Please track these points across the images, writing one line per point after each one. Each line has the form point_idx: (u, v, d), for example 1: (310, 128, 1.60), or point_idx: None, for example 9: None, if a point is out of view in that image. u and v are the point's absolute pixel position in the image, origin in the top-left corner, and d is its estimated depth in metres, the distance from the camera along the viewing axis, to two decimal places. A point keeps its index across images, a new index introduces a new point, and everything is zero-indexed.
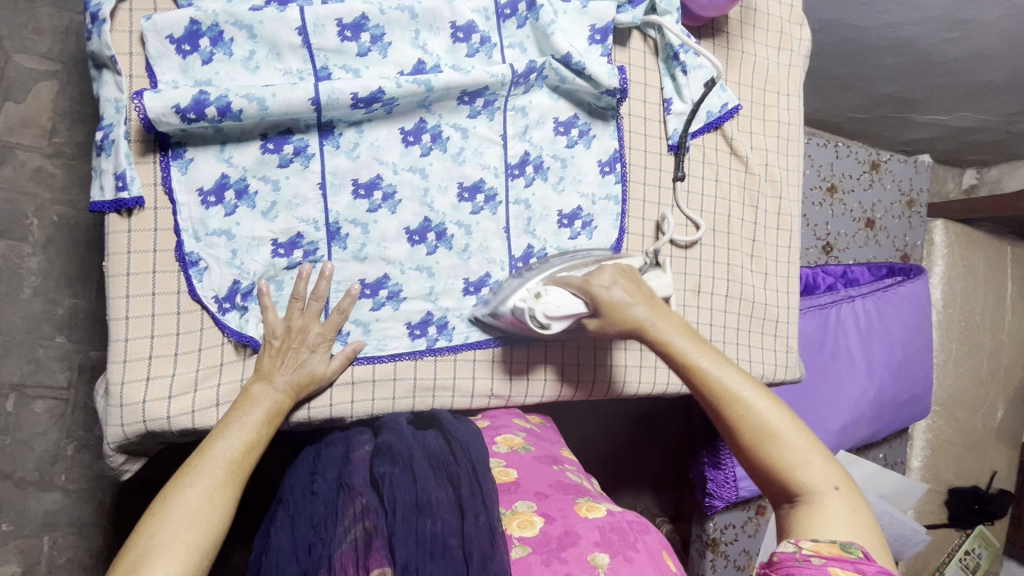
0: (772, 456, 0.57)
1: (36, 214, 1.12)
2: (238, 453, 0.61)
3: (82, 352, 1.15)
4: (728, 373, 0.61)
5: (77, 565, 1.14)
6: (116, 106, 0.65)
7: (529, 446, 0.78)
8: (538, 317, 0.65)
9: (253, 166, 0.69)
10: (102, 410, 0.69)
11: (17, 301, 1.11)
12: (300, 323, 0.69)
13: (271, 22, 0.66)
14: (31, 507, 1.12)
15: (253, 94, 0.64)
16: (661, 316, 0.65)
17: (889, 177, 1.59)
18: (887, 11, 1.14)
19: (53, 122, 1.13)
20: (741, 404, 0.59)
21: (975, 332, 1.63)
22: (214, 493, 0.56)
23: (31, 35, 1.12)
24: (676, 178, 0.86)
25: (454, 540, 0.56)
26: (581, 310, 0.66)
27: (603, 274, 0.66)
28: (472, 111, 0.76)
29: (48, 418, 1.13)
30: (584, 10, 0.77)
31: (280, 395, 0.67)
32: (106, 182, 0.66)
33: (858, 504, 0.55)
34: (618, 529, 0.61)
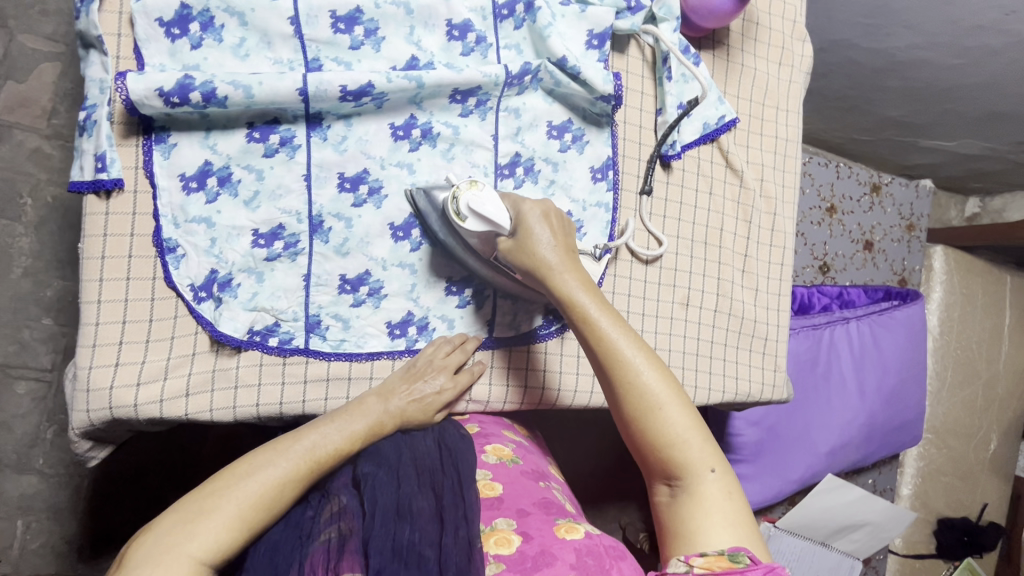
0: (654, 430, 0.58)
1: (31, 194, 1.12)
2: (328, 455, 0.62)
3: (67, 336, 1.14)
4: (624, 342, 0.60)
5: (49, 551, 1.12)
6: (101, 87, 0.64)
7: (518, 460, 0.76)
8: (457, 202, 0.67)
9: (237, 155, 0.68)
10: (71, 393, 0.67)
11: (6, 280, 1.11)
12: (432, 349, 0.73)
13: (263, 10, 0.66)
14: (7, 490, 1.11)
15: (239, 81, 0.63)
16: (571, 272, 0.65)
17: (890, 201, 1.60)
18: (893, 33, 1.14)
19: (53, 104, 1.13)
20: (631, 374, 0.59)
21: (971, 362, 1.62)
22: (285, 483, 0.58)
23: (38, 17, 1.13)
24: (642, 191, 0.84)
25: (430, 551, 0.56)
26: (502, 226, 0.67)
27: (534, 211, 0.67)
28: (464, 110, 0.75)
29: (29, 400, 1.12)
30: (583, 14, 0.76)
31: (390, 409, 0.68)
32: (86, 163, 0.64)
33: (731, 485, 0.58)
34: (595, 553, 0.59)
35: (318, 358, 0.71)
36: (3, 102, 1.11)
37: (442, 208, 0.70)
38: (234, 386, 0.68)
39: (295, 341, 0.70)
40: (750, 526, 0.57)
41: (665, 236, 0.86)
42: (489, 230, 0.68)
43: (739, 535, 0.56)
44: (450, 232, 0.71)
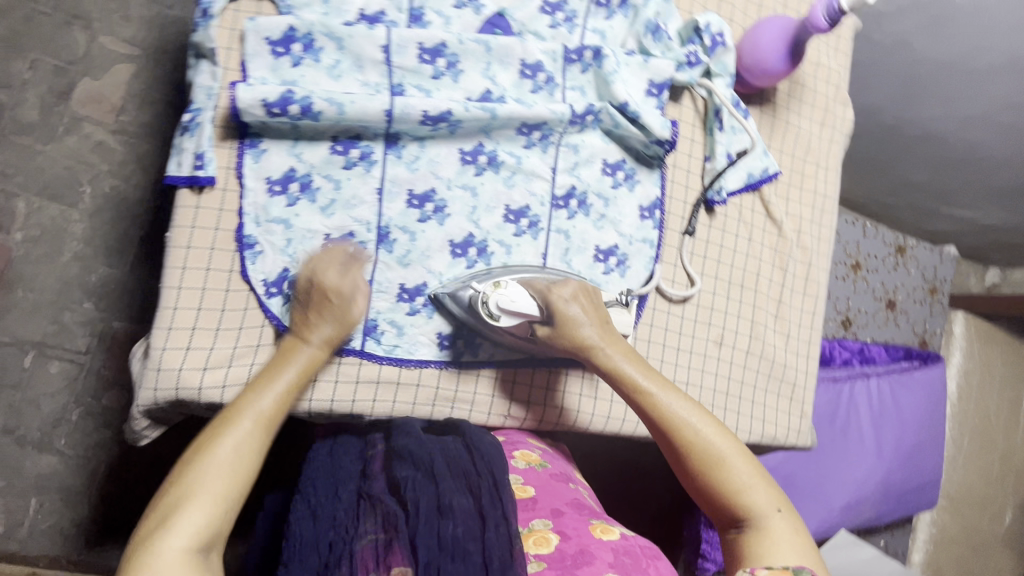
0: (720, 480, 0.66)
1: (91, 183, 1.19)
2: (271, 406, 0.63)
3: (105, 321, 1.18)
4: (677, 404, 0.69)
5: (58, 533, 1.15)
6: (208, 94, 0.70)
7: (546, 464, 0.79)
8: (489, 304, 0.72)
9: (320, 165, 0.73)
10: (137, 373, 0.71)
11: (56, 263, 1.17)
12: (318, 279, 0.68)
13: (360, 37, 0.72)
14: (26, 467, 1.14)
15: (334, 99, 0.69)
16: (617, 348, 0.73)
17: (915, 263, 1.64)
18: (924, 102, 1.21)
19: (123, 102, 1.21)
20: (692, 433, 0.67)
21: (987, 430, 1.63)
22: (242, 443, 0.59)
23: (120, 21, 1.22)
24: (686, 232, 0.89)
25: (473, 545, 0.59)
26: (533, 313, 0.72)
27: (563, 292, 0.73)
28: (528, 142, 0.81)
29: (60, 379, 1.16)
30: (646, 64, 0.82)
31: (314, 351, 0.68)
32: (184, 159, 0.70)
33: (794, 517, 0.65)
34: (631, 553, 0.63)
35: (371, 360, 0.75)
36: (78, 97, 1.19)
37: (471, 302, 0.74)
38: None
39: (351, 343, 0.75)
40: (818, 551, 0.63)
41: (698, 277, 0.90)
42: (522, 319, 0.72)
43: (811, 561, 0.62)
44: (477, 321, 0.76)
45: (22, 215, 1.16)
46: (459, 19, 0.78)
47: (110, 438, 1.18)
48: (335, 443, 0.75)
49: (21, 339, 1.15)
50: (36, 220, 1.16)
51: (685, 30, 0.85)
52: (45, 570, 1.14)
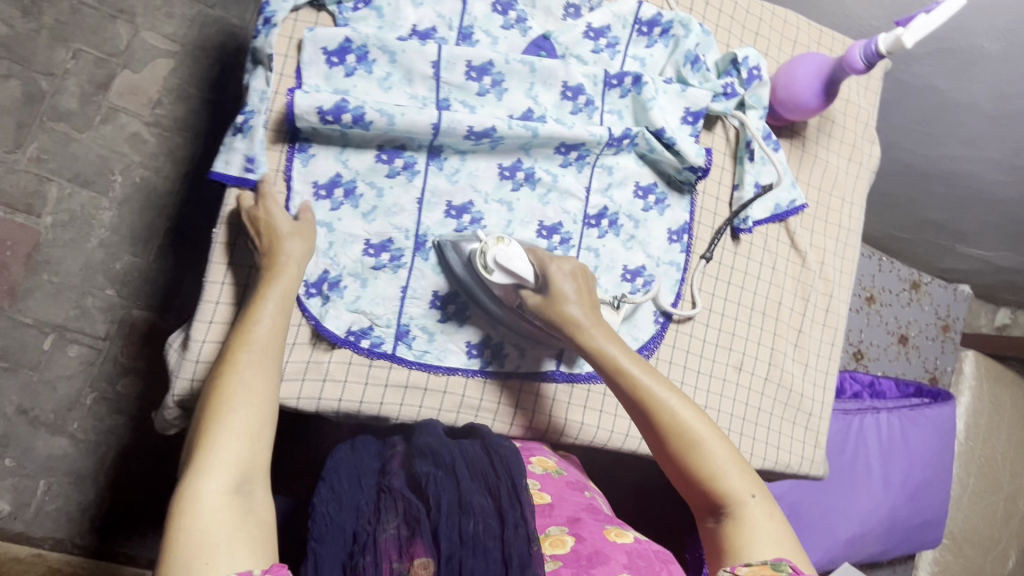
0: (697, 463, 0.64)
1: (122, 172, 1.21)
2: (267, 335, 0.62)
3: (126, 309, 1.21)
4: (655, 385, 0.67)
5: (63, 516, 1.16)
6: (262, 98, 0.71)
7: (561, 472, 0.81)
8: (487, 254, 0.73)
9: (364, 172, 0.76)
10: (174, 363, 0.74)
11: (82, 248, 1.19)
12: (265, 214, 0.69)
13: (412, 52, 0.75)
14: (37, 448, 1.16)
15: (385, 110, 0.72)
16: (598, 328, 0.72)
17: (928, 300, 1.64)
18: (946, 144, 1.26)
19: (159, 96, 1.24)
20: (670, 414, 0.65)
21: (993, 471, 1.64)
22: (248, 375, 0.58)
23: (162, 18, 1.26)
24: (703, 258, 0.89)
25: (492, 542, 0.60)
26: (527, 278, 0.73)
27: (560, 269, 0.73)
28: (565, 161, 0.83)
29: (77, 363, 1.18)
30: (683, 93, 0.84)
31: (291, 277, 0.67)
32: (234, 159, 0.71)
33: (773, 509, 0.62)
34: (644, 556, 0.64)
35: (401, 364, 0.77)
36: (116, 88, 1.22)
37: (470, 257, 0.75)
38: (323, 379, 0.74)
39: (383, 346, 0.76)
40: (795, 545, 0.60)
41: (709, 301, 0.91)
42: (513, 281, 0.73)
43: (789, 556, 0.59)
44: (475, 285, 0.77)
45: (52, 199, 1.18)
46: (506, 39, 0.81)
47: (122, 424, 1.19)
48: (354, 442, 0.76)
49: (42, 321, 1.17)
50: (66, 205, 1.19)
51: (722, 62, 0.87)
52: (50, 551, 1.15)
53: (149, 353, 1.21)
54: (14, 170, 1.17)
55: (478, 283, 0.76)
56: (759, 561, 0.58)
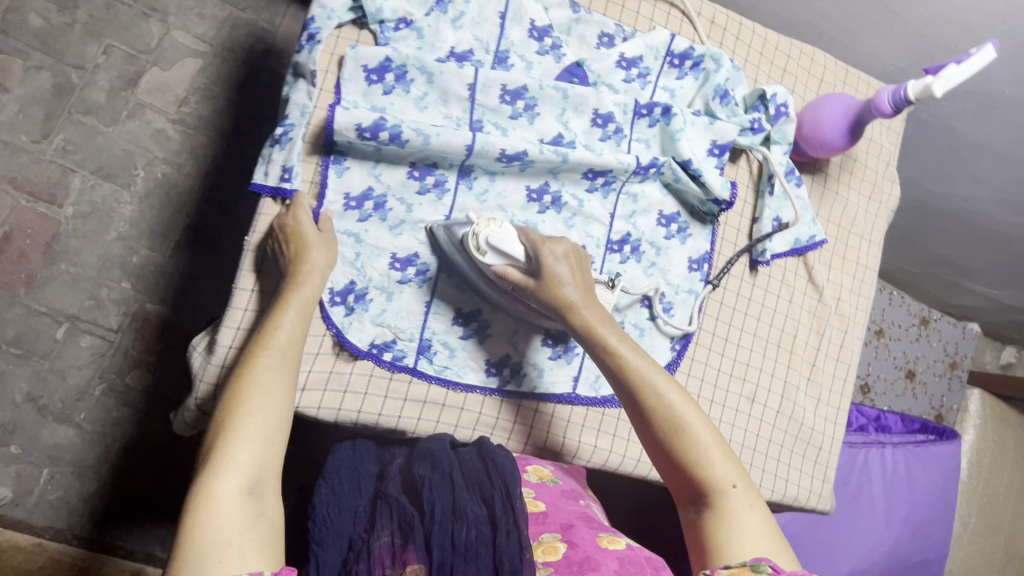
0: (680, 449, 0.64)
1: (145, 167, 1.23)
2: (287, 342, 0.64)
3: (139, 302, 1.22)
4: (645, 368, 0.67)
5: (64, 506, 1.17)
6: (303, 112, 0.74)
7: (557, 480, 0.80)
8: (479, 238, 0.72)
9: (396, 187, 0.77)
10: (197, 366, 0.75)
11: (101, 240, 1.20)
12: (295, 221, 0.71)
13: (450, 74, 0.76)
14: (43, 437, 1.17)
15: (422, 130, 0.73)
16: (591, 307, 0.71)
17: (937, 336, 1.66)
18: (959, 183, 1.28)
19: (186, 94, 1.26)
20: (657, 398, 0.65)
21: (995, 511, 1.63)
22: (268, 379, 0.60)
23: (194, 18, 1.28)
24: (708, 286, 0.90)
25: (484, 549, 0.61)
26: (518, 259, 0.72)
27: (555, 247, 0.72)
28: (591, 187, 0.84)
29: (88, 353, 1.19)
30: (711, 125, 0.86)
31: (313, 286, 0.69)
32: (272, 170, 0.73)
33: (754, 499, 0.62)
34: (637, 562, 0.63)
35: (421, 379, 0.78)
36: (144, 84, 1.24)
37: (461, 242, 0.74)
38: (344, 390, 0.75)
39: (405, 360, 0.77)
40: (774, 537, 0.60)
41: (726, 330, 0.92)
42: (506, 264, 0.73)
43: (766, 549, 0.59)
44: (468, 264, 0.76)
45: (75, 190, 1.20)
46: (540, 65, 0.82)
47: (128, 417, 1.20)
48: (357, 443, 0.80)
49: (56, 310, 1.18)
50: (88, 197, 1.20)
51: (750, 97, 0.89)
52: (50, 541, 1.15)
53: (159, 348, 1.22)
54: (40, 160, 1.19)
55: (473, 266, 0.76)
56: (737, 558, 0.58)
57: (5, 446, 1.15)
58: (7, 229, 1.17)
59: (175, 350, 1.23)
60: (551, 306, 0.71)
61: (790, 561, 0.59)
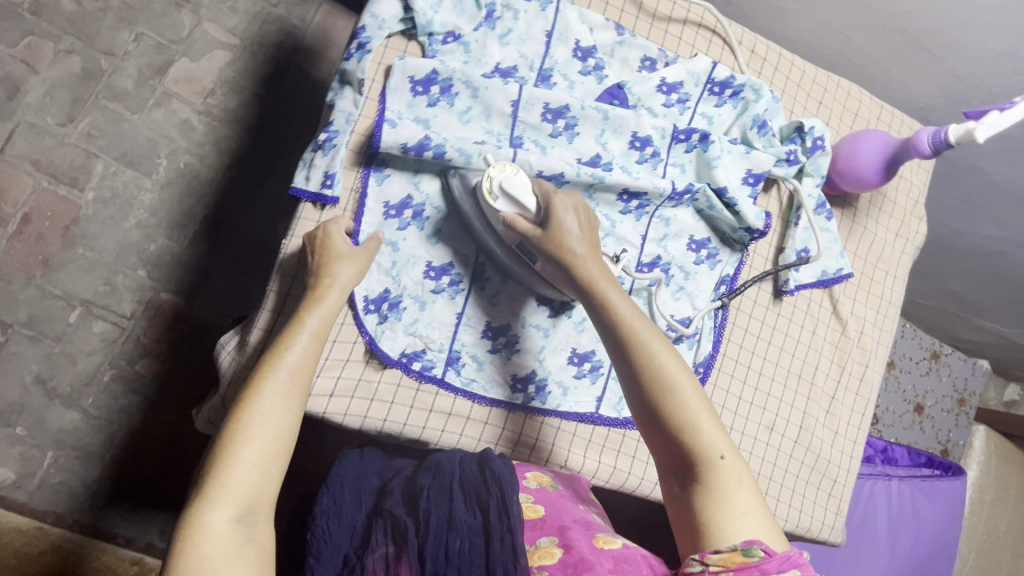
0: (670, 414, 0.62)
1: (167, 157, 1.23)
2: (298, 365, 0.61)
3: (154, 291, 1.21)
4: (640, 327, 0.66)
5: (66, 490, 1.16)
6: (348, 120, 0.74)
7: (558, 485, 0.78)
8: (492, 180, 0.71)
9: (435, 198, 0.78)
10: (227, 369, 0.75)
11: (120, 227, 1.20)
12: (324, 235, 0.71)
13: (495, 90, 0.77)
14: (48, 420, 1.16)
15: (465, 148, 0.74)
16: (593, 262, 0.70)
17: (947, 371, 1.65)
18: (978, 220, 1.29)
19: (213, 86, 1.26)
20: (649, 359, 0.64)
21: (995, 549, 1.63)
22: (275, 406, 0.57)
23: (226, 11, 1.28)
24: (717, 303, 0.88)
25: (479, 560, 0.62)
26: (529, 208, 0.72)
27: (565, 203, 0.72)
28: (625, 209, 0.85)
29: (100, 339, 1.19)
30: (747, 155, 0.86)
31: (332, 305, 0.67)
32: (314, 175, 0.74)
33: (742, 471, 0.61)
34: (632, 560, 0.63)
35: (448, 391, 0.78)
36: (172, 74, 1.24)
37: (474, 187, 0.74)
38: (372, 398, 0.76)
39: (433, 370, 0.78)
40: (760, 512, 0.59)
41: (750, 358, 0.92)
42: (516, 212, 0.72)
43: (753, 524, 0.58)
44: (478, 216, 0.75)
45: (97, 175, 1.20)
46: (582, 85, 0.83)
47: (135, 405, 1.20)
48: (364, 453, 0.81)
49: (70, 294, 1.18)
50: (109, 183, 1.20)
51: (786, 128, 0.89)
52: (51, 526, 1.15)
53: (170, 338, 1.22)
54: (64, 143, 1.19)
55: (482, 214, 0.75)
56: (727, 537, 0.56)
57: (11, 427, 1.15)
58: (27, 210, 1.17)
59: (186, 341, 1.22)
60: (552, 259, 0.71)
61: (776, 540, 0.57)
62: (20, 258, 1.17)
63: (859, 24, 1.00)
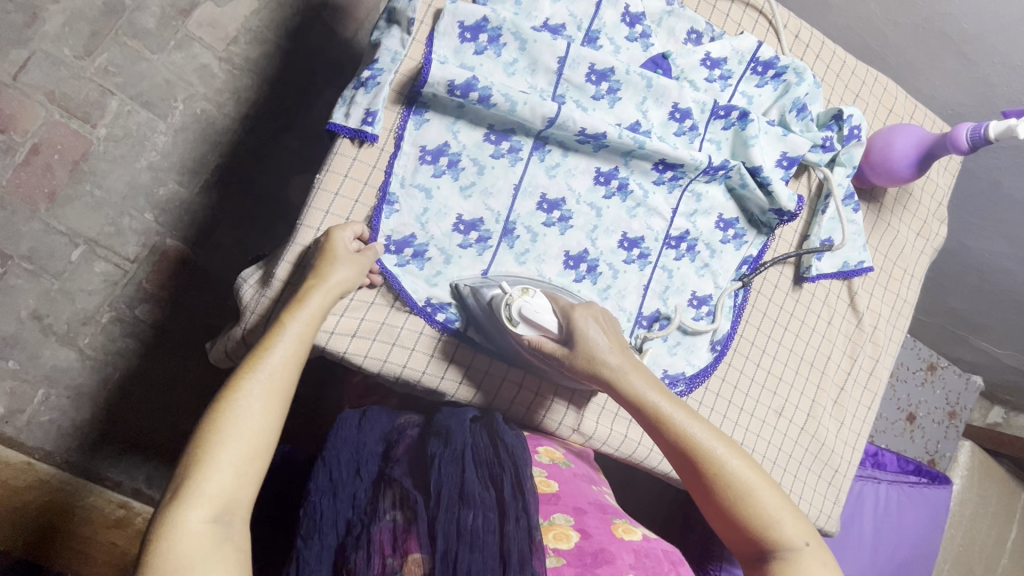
0: (748, 514, 0.61)
1: (185, 101, 1.16)
2: (281, 368, 0.58)
3: (161, 237, 1.16)
4: (700, 432, 0.64)
5: (53, 431, 1.11)
6: (394, 58, 0.74)
7: (569, 463, 0.79)
8: (512, 308, 0.70)
9: (471, 147, 0.77)
10: (247, 298, 0.74)
11: (129, 167, 1.14)
12: (327, 238, 0.70)
13: (543, 44, 0.76)
14: (43, 356, 1.11)
15: (511, 96, 0.73)
16: (639, 372, 0.67)
17: (941, 383, 1.67)
18: (989, 238, 1.31)
19: (237, 33, 1.18)
20: (718, 465, 0.62)
21: (971, 561, 1.66)
22: (255, 406, 0.54)
23: None
24: (734, 281, 0.89)
25: (491, 538, 0.57)
26: (551, 328, 0.69)
27: (583, 313, 0.69)
28: (658, 179, 0.84)
29: (101, 280, 1.13)
30: (784, 137, 0.86)
31: (318, 306, 0.64)
32: (355, 112, 0.73)
33: (822, 552, 0.60)
34: (653, 555, 0.62)
35: (468, 344, 0.78)
36: (196, 17, 1.17)
37: (494, 303, 0.72)
38: (393, 343, 0.75)
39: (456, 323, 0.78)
40: None
41: (765, 340, 0.92)
42: (538, 333, 0.70)
43: None
44: (494, 325, 0.75)
45: (110, 113, 1.13)
46: (628, 50, 0.82)
47: (132, 349, 1.14)
48: (363, 420, 0.75)
49: (75, 231, 1.11)
50: (122, 121, 1.13)
51: (824, 115, 0.90)
52: (39, 463, 1.10)
53: (175, 285, 1.17)
54: (77, 75, 1.11)
55: (503, 332, 0.74)
56: None
57: (2, 360, 1.09)
58: (36, 141, 1.10)
59: (190, 289, 1.17)
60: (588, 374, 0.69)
61: None
62: (24, 190, 1.09)
63: (899, 25, 1.01)
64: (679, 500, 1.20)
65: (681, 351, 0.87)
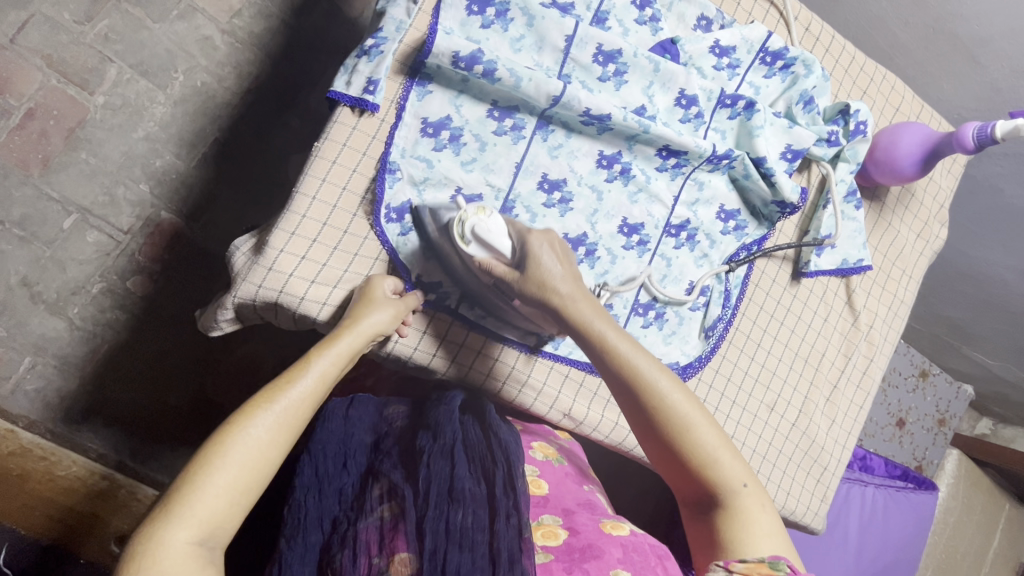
0: (688, 451, 0.61)
1: (185, 72, 1.14)
2: (301, 403, 0.57)
3: (155, 208, 1.14)
4: (645, 364, 0.63)
5: (37, 400, 1.09)
6: (399, 27, 0.73)
7: (561, 461, 0.79)
8: (466, 227, 0.68)
9: (474, 122, 0.76)
10: (240, 266, 0.72)
11: (126, 136, 1.12)
12: (367, 283, 0.71)
13: (551, 22, 0.75)
14: (30, 325, 1.09)
15: (516, 71, 0.72)
16: (586, 300, 0.66)
17: (932, 390, 1.68)
18: (988, 247, 1.31)
19: (241, 6, 1.16)
20: (661, 400, 0.62)
21: (953, 568, 1.67)
22: (265, 437, 0.53)
23: None
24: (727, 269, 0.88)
25: (481, 536, 0.56)
26: (504, 252, 0.68)
27: (539, 239, 0.67)
28: (661, 166, 0.83)
29: (93, 250, 1.11)
30: (789, 129, 0.86)
31: (347, 347, 0.64)
32: (356, 80, 0.73)
33: (756, 490, 0.62)
34: (641, 551, 0.61)
35: (462, 323, 0.78)
36: None
37: (449, 224, 0.70)
38: None
39: (449, 301, 0.77)
40: (778, 529, 0.60)
41: (761, 335, 0.92)
42: (490, 256, 0.69)
43: (773, 537, 0.59)
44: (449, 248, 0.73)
45: (109, 80, 1.10)
46: (637, 33, 0.81)
47: (122, 321, 1.13)
48: (350, 407, 0.73)
49: (67, 199, 1.09)
50: (121, 90, 1.11)
51: (831, 109, 0.89)
52: (22, 431, 1.07)
53: (168, 258, 1.15)
54: (76, 41, 1.09)
55: (458, 256, 0.72)
56: (756, 557, 0.56)
57: None
58: (31, 105, 1.07)
59: (183, 263, 1.16)
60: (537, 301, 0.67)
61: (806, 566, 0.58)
62: (17, 154, 1.07)
63: (910, 25, 1.01)
64: (665, 494, 1.20)
65: (675, 340, 0.86)
